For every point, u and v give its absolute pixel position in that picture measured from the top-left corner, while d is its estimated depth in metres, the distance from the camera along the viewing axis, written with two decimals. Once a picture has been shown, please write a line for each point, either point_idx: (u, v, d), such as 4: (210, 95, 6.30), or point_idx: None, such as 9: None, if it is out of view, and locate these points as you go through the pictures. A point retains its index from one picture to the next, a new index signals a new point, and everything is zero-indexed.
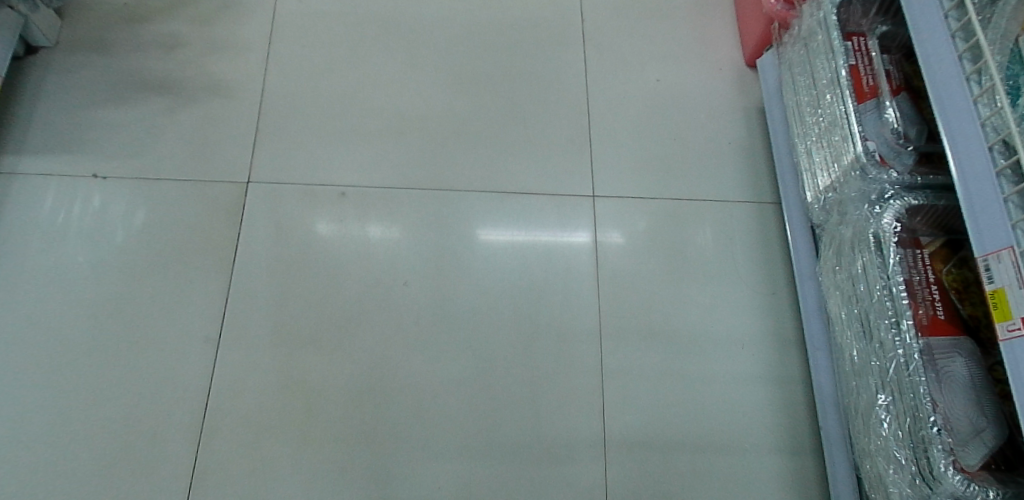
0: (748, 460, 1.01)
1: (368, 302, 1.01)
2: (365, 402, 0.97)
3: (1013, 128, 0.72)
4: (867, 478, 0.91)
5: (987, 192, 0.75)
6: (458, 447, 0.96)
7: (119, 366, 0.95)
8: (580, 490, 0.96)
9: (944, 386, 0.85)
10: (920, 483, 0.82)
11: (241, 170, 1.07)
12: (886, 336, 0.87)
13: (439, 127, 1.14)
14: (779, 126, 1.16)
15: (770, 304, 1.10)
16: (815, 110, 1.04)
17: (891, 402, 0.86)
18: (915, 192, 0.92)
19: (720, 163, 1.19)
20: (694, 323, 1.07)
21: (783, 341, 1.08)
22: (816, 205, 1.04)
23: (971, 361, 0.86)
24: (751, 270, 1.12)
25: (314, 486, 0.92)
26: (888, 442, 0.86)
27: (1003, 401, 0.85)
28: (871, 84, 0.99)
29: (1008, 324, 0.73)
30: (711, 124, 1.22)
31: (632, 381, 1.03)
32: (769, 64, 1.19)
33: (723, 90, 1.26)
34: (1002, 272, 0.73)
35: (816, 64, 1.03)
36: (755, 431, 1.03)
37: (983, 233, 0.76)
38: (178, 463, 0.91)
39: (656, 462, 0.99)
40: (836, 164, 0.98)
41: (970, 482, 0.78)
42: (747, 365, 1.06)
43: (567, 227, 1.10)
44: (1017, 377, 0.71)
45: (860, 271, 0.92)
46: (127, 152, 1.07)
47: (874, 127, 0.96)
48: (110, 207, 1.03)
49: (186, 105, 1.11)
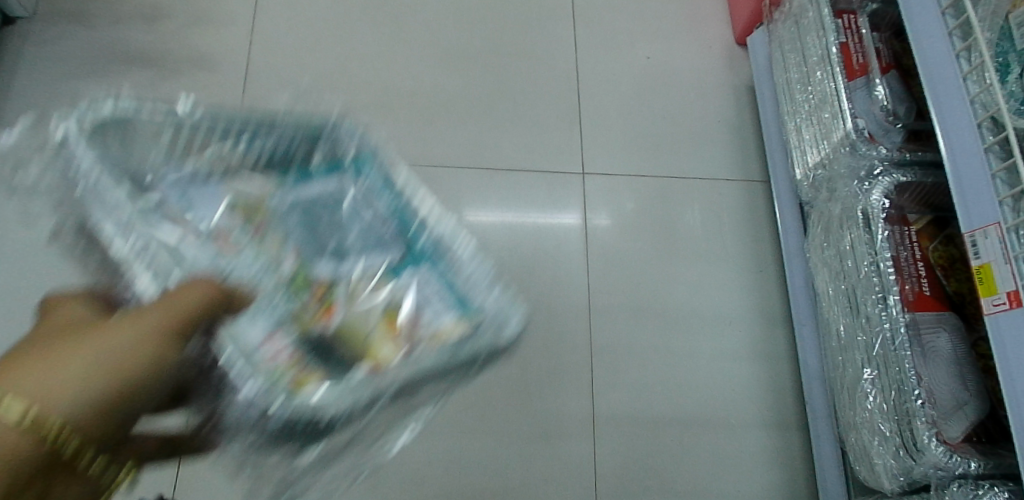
0: (735, 435, 1.03)
1: None
2: None
3: (1002, 104, 0.72)
4: (851, 451, 0.92)
5: (974, 168, 0.76)
6: (448, 423, 0.97)
7: None
8: (569, 464, 0.98)
9: (929, 361, 0.86)
10: (904, 455, 0.83)
11: None
12: (872, 310, 0.87)
13: (428, 104, 1.14)
14: (769, 104, 1.16)
15: (757, 282, 1.11)
16: (805, 87, 1.04)
17: (877, 376, 0.88)
18: (903, 169, 0.93)
19: (709, 142, 1.20)
20: (683, 300, 1.08)
21: (770, 319, 1.10)
22: (805, 183, 1.04)
23: (955, 336, 0.88)
24: (740, 248, 1.13)
25: None
26: (873, 415, 0.87)
27: (985, 375, 0.86)
28: (861, 62, 0.99)
29: (993, 298, 0.73)
30: (701, 103, 1.22)
31: (621, 357, 1.04)
32: (760, 42, 1.19)
33: (714, 68, 1.26)
34: (988, 247, 0.74)
35: (807, 41, 1.03)
36: (742, 406, 1.04)
37: (970, 209, 0.76)
38: None
39: (644, 436, 1.01)
40: (825, 141, 0.98)
41: (952, 453, 0.79)
42: (735, 341, 1.07)
43: (556, 206, 1.11)
44: (1001, 350, 0.72)
45: (848, 247, 0.93)
46: None
47: (865, 104, 0.96)
48: None
49: (169, 78, 1.11)
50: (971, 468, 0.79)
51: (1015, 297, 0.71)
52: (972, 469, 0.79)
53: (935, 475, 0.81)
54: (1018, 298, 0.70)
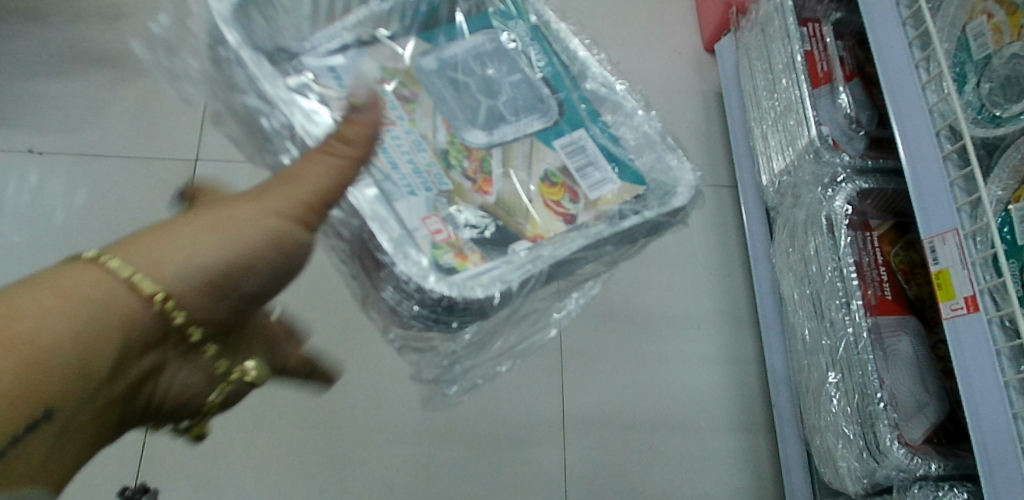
0: (704, 438, 1.03)
1: (325, 284, 1.02)
2: (323, 385, 0.97)
3: (960, 114, 0.74)
4: (817, 454, 0.93)
5: (933, 175, 0.78)
6: (416, 429, 0.97)
7: None
8: (540, 470, 0.98)
9: (890, 364, 0.87)
10: (868, 457, 0.84)
11: (189, 147, 1.06)
12: (836, 315, 0.88)
13: None
14: (737, 109, 1.17)
15: (725, 285, 1.12)
16: (771, 94, 1.05)
17: (841, 379, 0.88)
18: (865, 176, 0.95)
19: (679, 147, 1.21)
20: (652, 303, 1.09)
21: (738, 322, 1.11)
22: (771, 189, 1.05)
23: (915, 339, 0.89)
24: (709, 252, 1.14)
25: (270, 470, 0.93)
26: (837, 418, 0.88)
27: (944, 377, 0.88)
28: (826, 70, 1.01)
29: (951, 303, 0.75)
30: (670, 107, 1.24)
31: (592, 361, 1.04)
32: (728, 49, 1.21)
33: (683, 73, 1.27)
34: (947, 253, 0.75)
35: (773, 49, 1.04)
36: (712, 408, 1.05)
37: (929, 215, 0.78)
38: (127, 449, 0.91)
39: (615, 440, 1.01)
40: (790, 148, 0.99)
41: (913, 455, 0.80)
42: (705, 344, 1.08)
43: None
44: (960, 354, 0.73)
45: (812, 253, 0.93)
46: (66, 126, 1.04)
47: (829, 111, 0.99)
48: (48, 185, 1.00)
49: (128, 76, 1.08)
50: (932, 470, 0.80)
51: (972, 302, 0.72)
52: (932, 470, 0.80)
53: (897, 477, 0.81)
54: (975, 303, 0.71)
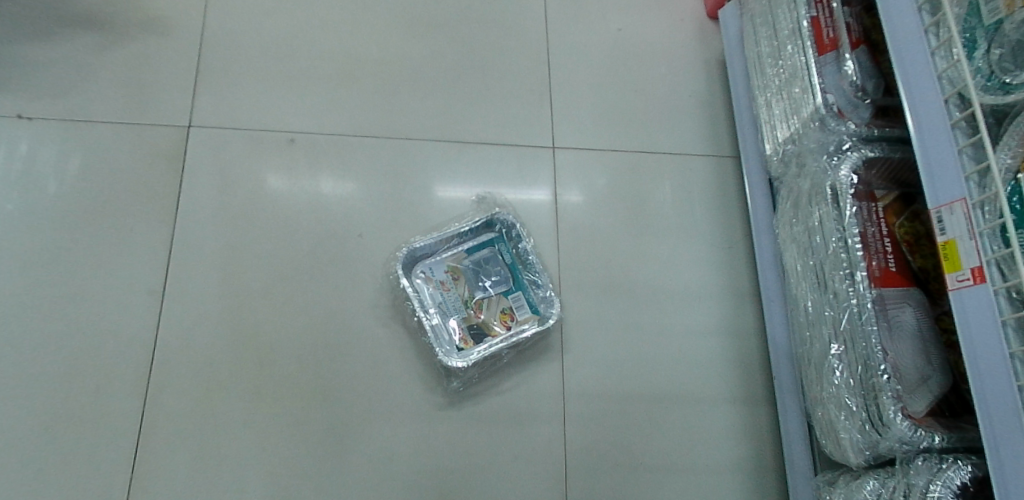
0: (703, 411, 1.03)
1: (321, 254, 1.01)
2: (319, 356, 0.97)
3: (970, 81, 0.70)
4: (818, 426, 0.91)
5: (941, 144, 0.74)
6: (413, 401, 0.97)
7: (57, 317, 0.94)
8: (538, 442, 0.98)
9: (894, 336, 0.85)
10: (870, 429, 0.82)
11: (181, 114, 1.05)
12: (840, 286, 0.86)
13: (392, 75, 1.12)
14: (740, 77, 1.15)
15: (726, 257, 1.11)
16: (776, 62, 1.03)
17: (844, 351, 0.86)
18: (871, 144, 0.92)
19: (679, 118, 1.19)
20: (652, 275, 1.08)
21: (739, 295, 1.09)
22: (775, 158, 1.03)
23: (919, 311, 0.86)
24: (709, 224, 1.13)
25: (267, 442, 0.92)
26: (839, 390, 0.85)
27: (948, 350, 0.86)
28: (831, 36, 0.96)
29: (957, 274, 0.71)
30: (671, 77, 1.22)
31: (589, 333, 1.03)
32: (731, 15, 1.18)
33: (685, 41, 1.25)
34: (954, 224, 0.71)
35: (778, 14, 1.02)
36: (711, 381, 1.04)
37: (937, 185, 0.74)
38: (124, 418, 0.91)
39: (613, 412, 1.01)
40: (795, 117, 0.97)
41: (917, 427, 0.78)
42: (704, 316, 1.07)
43: (527, 181, 1.10)
44: (965, 328, 0.70)
45: (816, 223, 0.90)
46: (56, 93, 1.03)
47: (834, 79, 0.94)
48: (40, 154, 1.00)
49: (120, 43, 1.08)
50: (935, 442, 0.78)
51: (979, 273, 0.69)
52: (936, 443, 0.78)
53: (900, 449, 0.80)
54: (982, 275, 0.68)
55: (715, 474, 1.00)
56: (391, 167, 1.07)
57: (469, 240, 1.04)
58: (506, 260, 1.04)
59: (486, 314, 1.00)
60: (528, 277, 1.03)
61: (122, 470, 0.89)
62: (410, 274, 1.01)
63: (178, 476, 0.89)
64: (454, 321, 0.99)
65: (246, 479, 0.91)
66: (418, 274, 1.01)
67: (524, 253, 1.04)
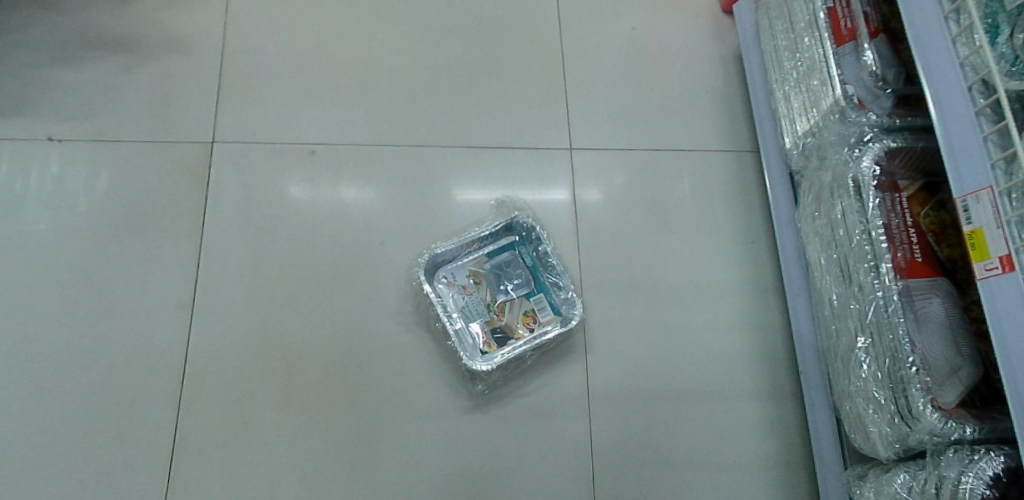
0: (729, 408, 1.03)
1: (345, 264, 1.02)
2: (347, 365, 0.98)
3: (994, 66, 0.68)
4: (846, 419, 0.90)
5: (966, 132, 0.72)
6: (441, 406, 0.98)
7: (93, 334, 0.96)
8: (565, 442, 0.98)
9: (922, 328, 0.83)
10: (899, 422, 0.81)
11: (204, 130, 1.07)
12: (865, 279, 0.84)
13: (408, 82, 1.13)
14: (756, 72, 1.14)
15: (748, 253, 1.11)
16: (793, 55, 1.02)
17: (871, 344, 0.85)
18: (893, 134, 0.90)
19: (696, 115, 1.19)
20: (673, 273, 1.08)
21: (762, 291, 1.09)
22: (795, 151, 1.02)
23: (948, 301, 0.84)
24: (730, 220, 1.12)
25: (299, 449, 0.94)
26: (867, 383, 0.84)
27: (978, 340, 0.84)
28: (849, 27, 0.94)
29: (986, 263, 0.70)
30: (687, 74, 1.21)
31: (613, 333, 1.04)
32: (746, 10, 1.17)
33: (700, 38, 1.24)
34: (981, 212, 0.70)
35: (794, 6, 1.01)
36: (735, 378, 1.04)
37: (963, 173, 0.72)
38: (159, 429, 0.93)
39: (639, 411, 1.01)
40: (814, 109, 0.96)
41: (947, 419, 0.77)
42: (728, 314, 1.07)
43: (545, 183, 1.11)
44: (996, 319, 0.69)
45: (839, 216, 0.89)
46: (82, 114, 1.05)
47: (853, 71, 0.93)
48: (70, 174, 1.02)
49: (143, 62, 1.09)
50: (966, 433, 0.77)
51: (1008, 261, 0.67)
52: (967, 434, 0.77)
53: (931, 441, 0.79)
54: (1011, 263, 0.67)
55: (744, 470, 1.00)
56: (409, 175, 1.08)
57: (490, 244, 1.04)
58: (526, 263, 1.04)
59: (508, 317, 1.01)
60: (549, 280, 1.03)
61: (159, 481, 0.91)
62: (432, 280, 1.02)
63: (213, 484, 0.91)
64: (477, 325, 1.00)
65: (280, 485, 0.92)
66: (440, 279, 1.02)
67: (545, 256, 1.04)
